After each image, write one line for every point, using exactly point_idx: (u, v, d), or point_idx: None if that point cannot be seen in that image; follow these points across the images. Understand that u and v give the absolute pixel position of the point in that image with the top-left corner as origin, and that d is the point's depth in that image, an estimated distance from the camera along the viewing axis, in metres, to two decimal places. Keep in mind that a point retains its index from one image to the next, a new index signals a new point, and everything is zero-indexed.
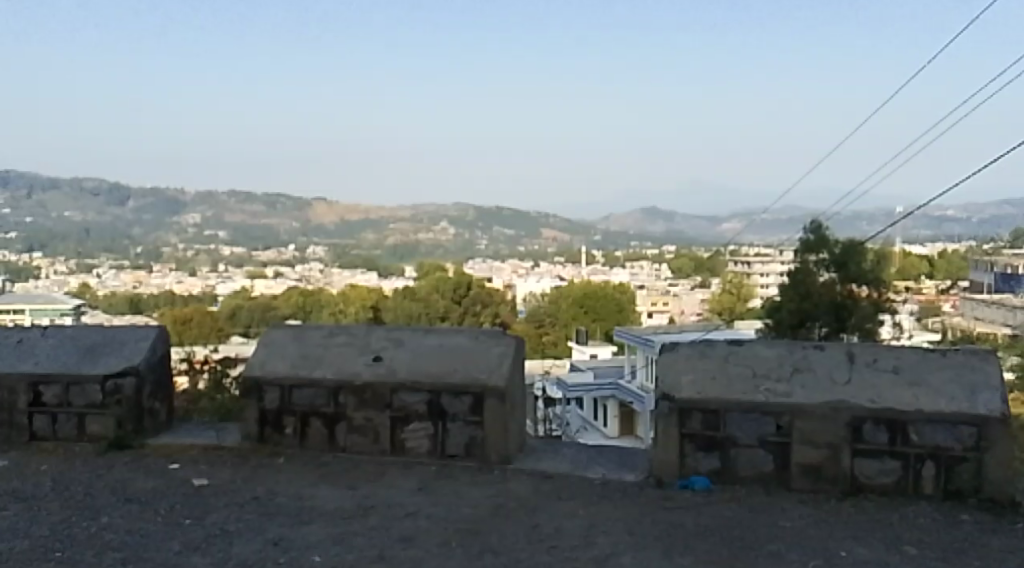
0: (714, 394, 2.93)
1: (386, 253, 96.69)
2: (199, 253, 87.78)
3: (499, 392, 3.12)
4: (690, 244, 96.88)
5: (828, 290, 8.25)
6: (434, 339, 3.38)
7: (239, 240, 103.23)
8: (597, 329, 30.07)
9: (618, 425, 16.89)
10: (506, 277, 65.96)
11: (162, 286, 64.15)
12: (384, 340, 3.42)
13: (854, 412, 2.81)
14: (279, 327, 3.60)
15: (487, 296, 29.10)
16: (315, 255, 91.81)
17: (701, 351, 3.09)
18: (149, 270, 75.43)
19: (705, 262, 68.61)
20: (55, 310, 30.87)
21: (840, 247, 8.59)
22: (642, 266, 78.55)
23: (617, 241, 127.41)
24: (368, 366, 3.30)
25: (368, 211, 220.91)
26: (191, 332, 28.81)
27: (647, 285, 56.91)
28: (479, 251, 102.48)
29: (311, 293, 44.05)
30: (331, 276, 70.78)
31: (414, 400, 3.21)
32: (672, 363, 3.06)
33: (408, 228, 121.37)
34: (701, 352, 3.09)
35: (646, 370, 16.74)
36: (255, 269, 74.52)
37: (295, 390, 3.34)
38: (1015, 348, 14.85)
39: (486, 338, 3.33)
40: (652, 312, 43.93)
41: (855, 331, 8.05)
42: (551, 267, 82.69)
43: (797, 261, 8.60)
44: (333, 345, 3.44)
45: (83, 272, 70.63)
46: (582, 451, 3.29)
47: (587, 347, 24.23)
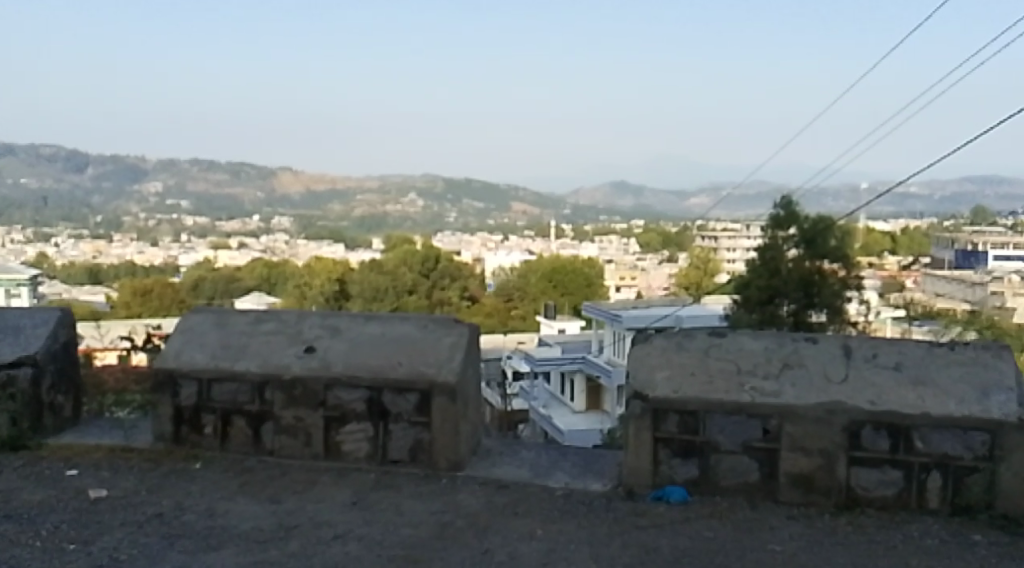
0: (692, 395, 2.55)
1: (353, 224, 95.72)
2: (162, 223, 86.37)
3: (448, 389, 2.72)
4: (657, 219, 97.19)
5: (796, 266, 8.14)
6: (377, 326, 2.97)
7: (203, 210, 101.76)
8: (565, 304, 29.84)
9: (585, 400, 16.59)
10: (474, 250, 65.55)
11: (123, 257, 63.00)
12: (318, 328, 3.00)
13: (851, 416, 2.45)
14: (198, 311, 3.17)
15: (456, 269, 28.63)
16: (281, 226, 90.71)
17: (678, 344, 2.71)
18: (110, 241, 74.04)
19: (672, 237, 68.72)
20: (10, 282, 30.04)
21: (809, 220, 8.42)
22: (610, 241, 78.64)
23: (585, 214, 127.25)
24: (297, 358, 2.89)
25: (335, 183, 219.01)
26: (153, 306, 28.17)
27: (614, 259, 56.74)
28: (447, 224, 101.90)
29: (276, 265, 43.29)
30: (296, 248, 69.73)
31: (351, 397, 2.81)
32: (643, 354, 2.69)
33: (375, 200, 120.35)
34: (678, 345, 2.71)
35: (612, 345, 16.35)
36: (219, 241, 73.46)
37: (215, 384, 2.94)
38: (980, 325, 14.77)
39: (435, 326, 2.91)
40: (620, 287, 43.78)
41: (822, 309, 7.99)
42: (518, 240, 82.25)
43: (765, 234, 8.45)
44: (260, 334, 3.02)
45: (42, 242, 69.15)
46: (544, 454, 2.92)
47: (555, 321, 23.98)
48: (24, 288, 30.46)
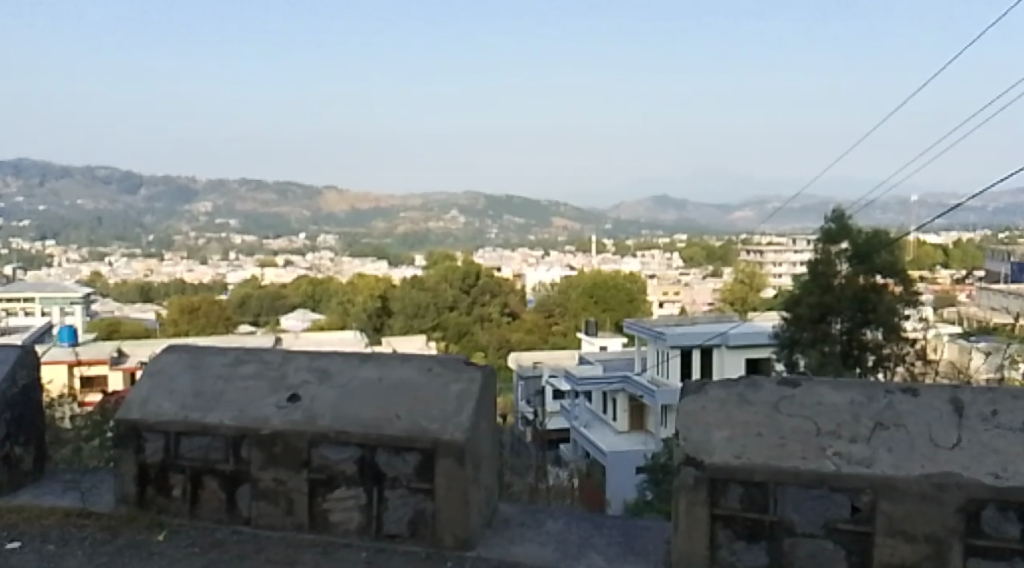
0: (757, 462, 2.02)
1: (397, 241, 96.04)
2: (211, 242, 87.68)
3: (455, 450, 2.22)
4: (701, 233, 96.20)
5: (850, 283, 10.56)
6: (375, 369, 2.47)
7: (251, 228, 102.91)
8: (607, 320, 29.18)
9: (628, 419, 15.86)
10: (517, 267, 65.11)
11: (172, 274, 63.86)
12: (305, 371, 2.52)
13: (967, 494, 1.90)
14: (171, 350, 2.70)
15: (498, 285, 28.15)
16: (326, 244, 91.42)
17: (738, 395, 2.18)
18: (160, 259, 75.09)
19: (717, 251, 67.70)
20: (63, 301, 30.43)
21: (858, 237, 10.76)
22: (653, 255, 77.95)
23: (628, 229, 126.37)
24: (278, 409, 2.42)
25: (379, 200, 220.85)
26: (200, 323, 28.26)
27: (656, 274, 55.90)
28: (490, 239, 101.80)
29: (321, 283, 43.46)
30: (341, 265, 70.08)
31: (340, 457, 2.33)
32: (693, 403, 2.18)
33: (419, 217, 120.85)
34: (739, 398, 2.17)
35: (657, 364, 15.69)
36: (265, 259, 74.14)
37: (184, 439, 2.47)
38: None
39: (444, 370, 2.41)
40: (663, 302, 42.92)
41: (870, 319, 10.47)
42: (561, 256, 81.82)
43: (820, 249, 10.91)
44: (238, 378, 2.54)
45: (95, 260, 70.36)
46: (574, 528, 2.38)
47: (597, 337, 23.39)
48: (75, 306, 30.76)
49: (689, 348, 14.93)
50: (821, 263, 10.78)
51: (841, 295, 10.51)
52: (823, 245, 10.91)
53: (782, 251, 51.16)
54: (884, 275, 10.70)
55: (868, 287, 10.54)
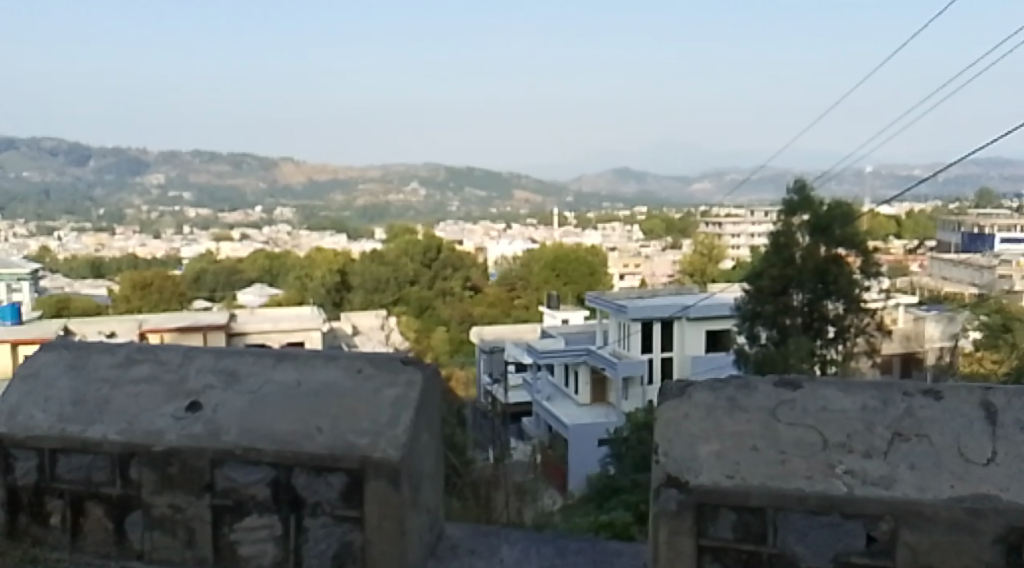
0: (751, 483, 1.65)
1: (356, 214, 94.72)
2: (164, 214, 85.69)
3: (387, 470, 1.83)
4: (660, 206, 96.52)
5: (812, 257, 10.32)
6: (292, 370, 2.05)
7: (207, 202, 100.71)
8: (569, 294, 28.74)
9: (590, 392, 15.54)
10: (477, 240, 64.56)
11: (126, 248, 62.18)
12: (209, 374, 2.09)
13: (1007, 524, 1.55)
14: (51, 347, 2.28)
15: (459, 259, 27.64)
16: (284, 217, 89.78)
17: (732, 401, 1.79)
18: (112, 233, 73.02)
19: (676, 222, 67.82)
20: (10, 277, 29.41)
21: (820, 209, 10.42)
22: (614, 227, 77.89)
23: (588, 201, 126.24)
24: (175, 420, 2.01)
25: (337, 172, 218.08)
26: (153, 299, 27.38)
27: (617, 246, 55.81)
28: (449, 212, 100.99)
29: (278, 257, 42.50)
30: (298, 238, 68.88)
31: (249, 479, 1.93)
32: (671, 409, 1.80)
33: (378, 190, 119.51)
34: (729, 403, 1.79)
35: (617, 336, 15.41)
36: (222, 234, 72.61)
37: (61, 456, 2.06)
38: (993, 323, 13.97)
39: (378, 371, 2.00)
40: (623, 275, 42.80)
41: (832, 291, 10.33)
42: (521, 229, 81.44)
43: (782, 220, 10.54)
44: (128, 383, 2.12)
45: (45, 236, 68.21)
46: (529, 555, 2.01)
47: (557, 310, 22.99)
48: (23, 282, 29.76)
49: (650, 321, 14.72)
50: (783, 235, 10.47)
51: (803, 268, 10.27)
52: (783, 217, 10.54)
53: (741, 223, 51.31)
54: (845, 247, 10.46)
55: (830, 259, 10.30)
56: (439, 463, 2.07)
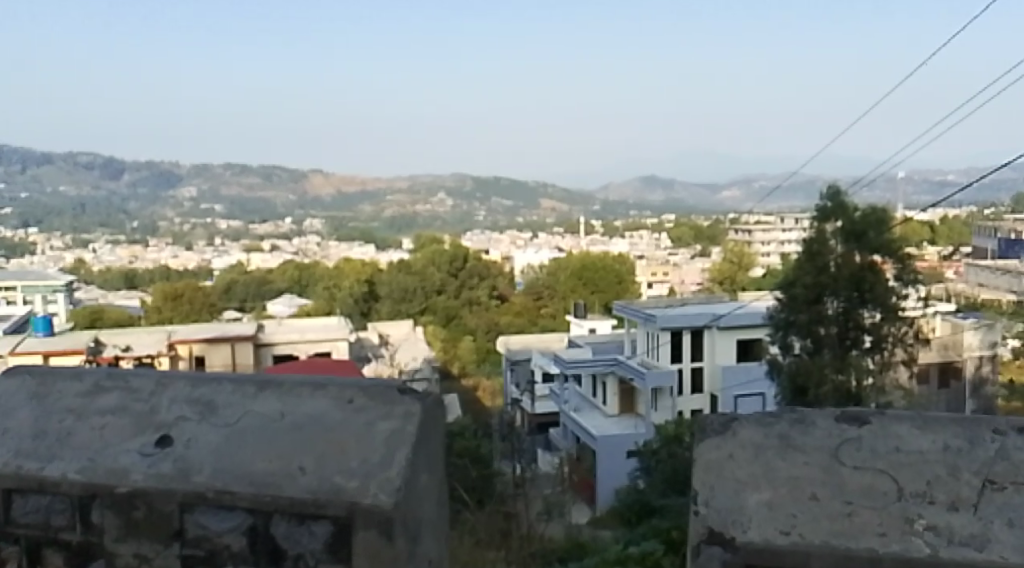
0: (813, 542, 1.35)
1: (384, 225, 95.00)
2: (196, 226, 86.55)
3: (379, 520, 1.57)
4: (688, 213, 95.73)
5: (847, 264, 9.93)
6: (275, 400, 1.80)
7: (238, 214, 101.66)
8: (596, 303, 28.39)
9: (618, 403, 15.20)
10: (504, 249, 64.30)
11: (159, 260, 62.77)
12: (182, 405, 1.84)
13: None
14: (14, 373, 2.04)
15: (486, 268, 27.35)
16: (313, 228, 90.23)
17: (787, 441, 1.49)
18: (145, 245, 73.78)
19: (705, 230, 67.11)
20: (45, 288, 29.64)
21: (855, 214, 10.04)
22: (642, 235, 77.25)
23: (616, 209, 125.56)
24: (141, 458, 1.76)
25: (365, 183, 219.53)
26: (184, 310, 27.39)
27: (646, 254, 55.26)
28: (476, 221, 100.88)
29: (307, 267, 42.44)
30: (328, 249, 68.98)
31: (223, 529, 1.68)
32: (710, 449, 1.51)
33: (406, 200, 119.97)
34: (783, 442, 1.49)
35: (647, 345, 15.06)
36: (252, 245, 73.05)
37: (16, 497, 1.82)
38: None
39: (375, 400, 1.73)
40: (651, 283, 42.30)
41: (868, 300, 9.93)
42: (548, 238, 81.17)
43: (816, 227, 10.17)
44: (93, 413, 1.88)
45: (80, 248, 69.05)
46: None
47: (586, 319, 22.66)
48: (58, 293, 29.95)
49: (679, 330, 14.38)
50: (816, 241, 10.09)
51: (837, 276, 9.90)
52: (817, 223, 10.17)
53: (771, 229, 50.54)
54: (881, 254, 10.07)
55: (865, 266, 9.92)
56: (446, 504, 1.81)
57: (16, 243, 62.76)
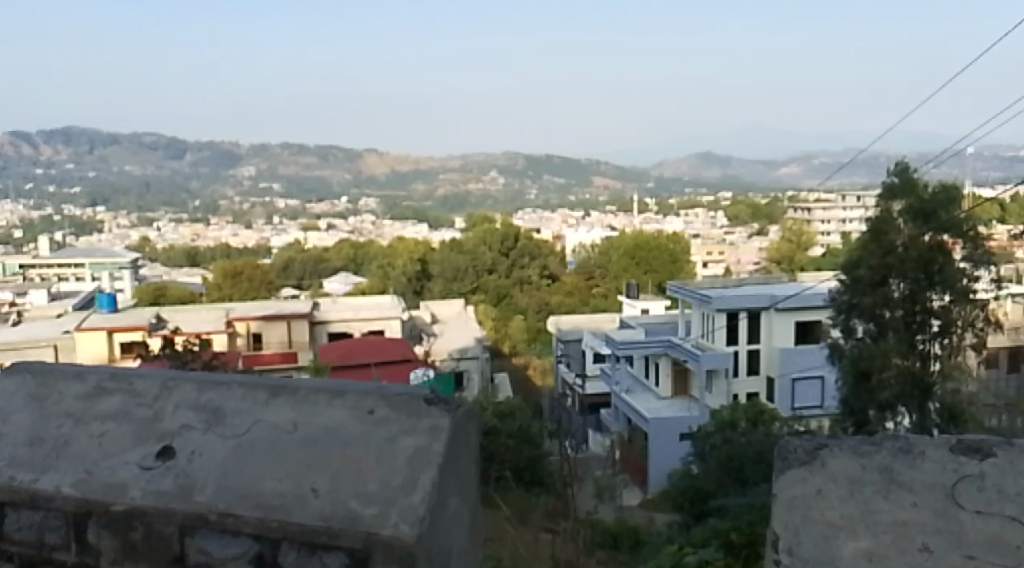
0: None
1: (437, 204, 95.10)
2: (255, 206, 87.72)
3: (401, 553, 1.36)
4: (745, 190, 93.88)
5: (915, 245, 9.40)
6: (289, 408, 1.60)
7: (295, 193, 102.73)
8: (649, 283, 27.94)
9: (671, 385, 14.88)
10: (557, 228, 63.85)
11: (219, 237, 63.78)
12: (188, 412, 1.65)
13: None
14: (14, 370, 1.87)
15: (537, 247, 27.07)
16: (368, 207, 90.72)
17: (889, 485, 1.28)
18: (206, 222, 74.92)
19: (763, 207, 65.74)
20: (110, 266, 30.24)
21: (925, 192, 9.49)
22: (698, 213, 76.04)
23: (671, 186, 123.95)
24: (141, 472, 1.57)
25: (420, 162, 220.19)
26: (243, 287, 27.68)
27: (701, 233, 54.30)
28: (530, 200, 100.43)
29: (362, 245, 42.61)
30: (383, 228, 69.29)
31: (226, 553, 1.49)
32: (793, 484, 1.31)
33: (460, 179, 119.98)
34: (884, 485, 1.28)
35: (701, 327, 14.68)
36: (308, 223, 73.69)
37: (6, 510, 1.65)
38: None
39: (407, 414, 1.53)
40: (706, 263, 41.62)
41: (936, 282, 9.41)
42: (601, 216, 80.40)
43: (882, 205, 9.65)
44: (92, 419, 1.70)
45: (143, 225, 70.37)
46: None
47: (638, 299, 22.27)
48: (123, 270, 30.53)
49: (736, 311, 13.94)
50: (883, 221, 9.58)
51: (904, 257, 9.38)
52: (883, 202, 9.65)
53: (830, 208, 49.36)
54: (951, 235, 9.49)
55: (934, 246, 9.38)
56: (482, 528, 1.63)
57: (83, 221, 64.18)
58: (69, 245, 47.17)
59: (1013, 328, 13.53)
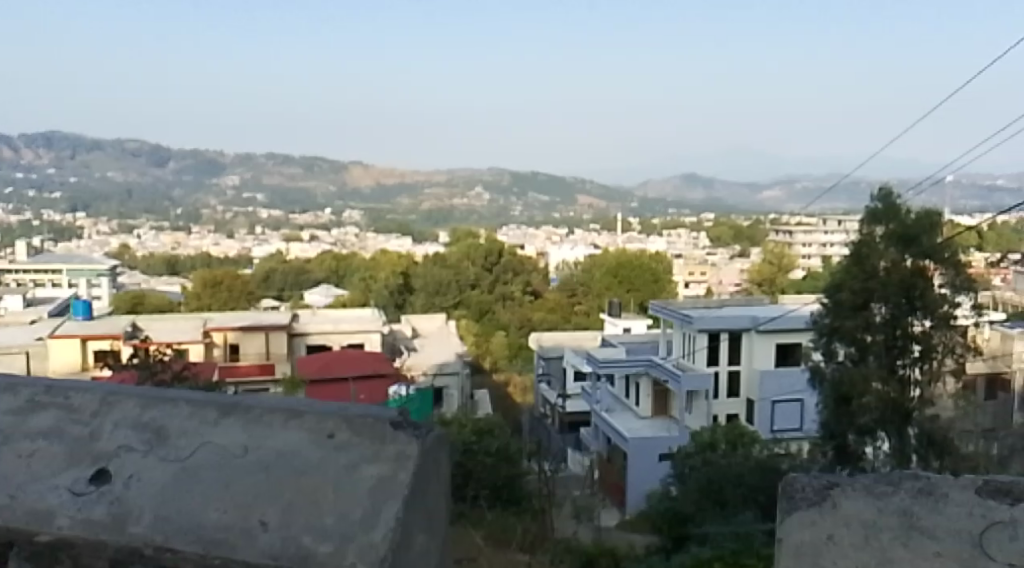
0: None
1: (421, 218, 94.74)
2: (238, 215, 86.93)
3: None
4: (728, 212, 94.12)
5: (897, 269, 9.29)
6: (238, 430, 1.63)
7: (278, 203, 102.03)
8: (632, 301, 27.85)
9: (651, 404, 14.73)
10: (541, 244, 63.66)
11: (199, 246, 63.05)
12: (127, 432, 1.66)
13: None
14: None
15: (520, 263, 26.92)
16: (351, 219, 90.23)
17: None
18: (186, 230, 74.13)
19: (745, 229, 65.89)
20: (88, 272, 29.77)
21: (908, 218, 9.40)
22: (681, 233, 76.08)
23: (655, 206, 124.20)
24: (73, 496, 1.57)
25: (404, 175, 219.82)
26: (221, 297, 27.28)
27: (684, 253, 54.31)
28: (513, 216, 100.27)
29: (344, 257, 42.24)
30: (365, 240, 68.80)
31: None
32: (799, 527, 1.52)
33: (444, 193, 119.57)
34: None
35: (682, 347, 14.55)
36: (290, 234, 73.09)
37: None
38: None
39: (361, 442, 1.56)
40: (688, 283, 41.64)
41: (918, 307, 9.28)
42: (585, 234, 80.28)
43: (865, 229, 9.56)
44: (28, 438, 1.68)
45: (123, 231, 69.49)
46: None
47: (620, 318, 22.18)
48: (100, 277, 30.04)
49: (717, 332, 13.89)
50: (866, 245, 9.49)
51: (886, 281, 9.25)
52: (867, 226, 9.57)
53: (812, 230, 49.56)
54: (934, 261, 9.38)
55: (916, 271, 9.27)
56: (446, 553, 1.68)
57: (61, 225, 63.28)
58: (47, 250, 46.43)
59: (992, 354, 13.52)
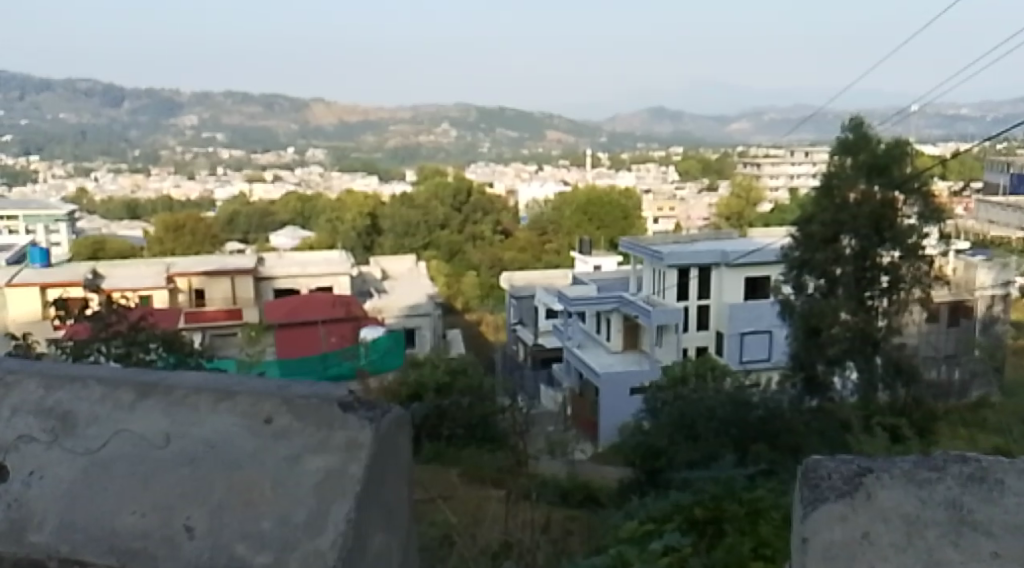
0: None
1: (386, 157, 93.24)
2: (199, 156, 84.90)
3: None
4: (695, 146, 93.74)
5: (867, 201, 9.14)
6: (165, 417, 1.47)
7: (240, 143, 99.86)
8: (602, 239, 27.62)
9: (622, 339, 14.68)
10: (509, 182, 62.92)
11: (161, 189, 61.54)
12: (51, 422, 1.50)
13: None
14: None
15: (490, 202, 26.50)
16: (316, 158, 88.68)
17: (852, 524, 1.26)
18: (146, 173, 72.35)
19: (713, 163, 65.60)
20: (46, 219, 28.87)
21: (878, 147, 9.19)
22: (649, 168, 75.71)
23: (623, 142, 123.29)
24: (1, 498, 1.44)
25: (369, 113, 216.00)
26: (185, 241, 26.68)
27: (653, 188, 54.07)
28: (480, 153, 99.08)
29: (309, 199, 41.50)
30: (331, 180, 67.69)
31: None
32: (828, 524, 1.27)
33: (410, 131, 117.74)
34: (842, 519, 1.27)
35: (652, 282, 14.46)
36: (253, 175, 71.63)
37: None
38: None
39: (308, 428, 1.42)
40: (658, 218, 41.44)
41: (886, 240, 9.17)
42: (553, 170, 79.61)
43: (835, 159, 9.32)
44: None
45: (81, 176, 67.67)
46: None
47: (591, 254, 21.99)
48: (59, 223, 29.16)
49: (686, 267, 13.75)
50: (835, 176, 9.28)
51: (856, 213, 9.11)
52: (837, 156, 9.32)
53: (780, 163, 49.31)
54: (903, 191, 9.24)
55: (886, 203, 9.13)
56: (403, 545, 1.57)
57: (16, 170, 61.36)
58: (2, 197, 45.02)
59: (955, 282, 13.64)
